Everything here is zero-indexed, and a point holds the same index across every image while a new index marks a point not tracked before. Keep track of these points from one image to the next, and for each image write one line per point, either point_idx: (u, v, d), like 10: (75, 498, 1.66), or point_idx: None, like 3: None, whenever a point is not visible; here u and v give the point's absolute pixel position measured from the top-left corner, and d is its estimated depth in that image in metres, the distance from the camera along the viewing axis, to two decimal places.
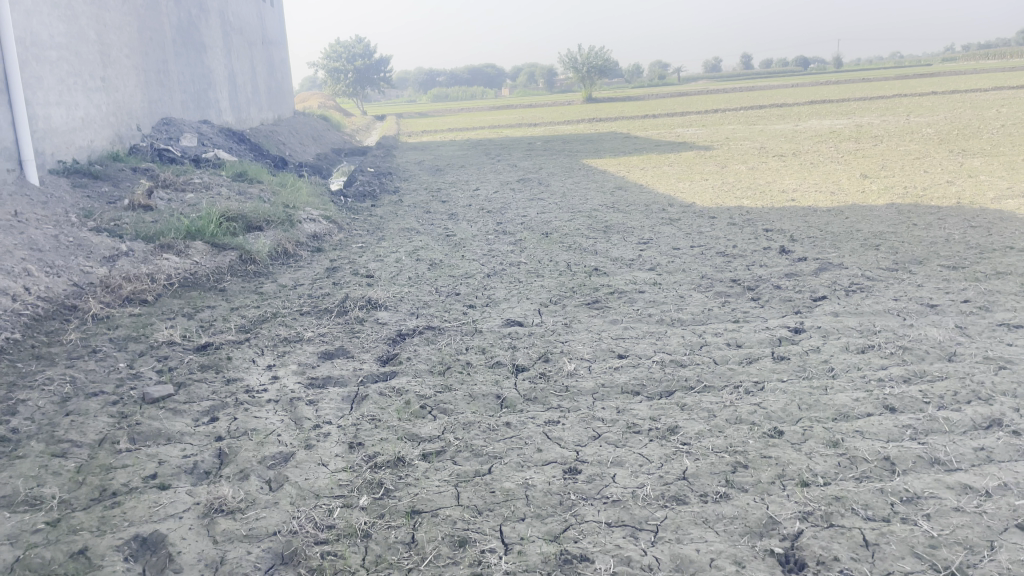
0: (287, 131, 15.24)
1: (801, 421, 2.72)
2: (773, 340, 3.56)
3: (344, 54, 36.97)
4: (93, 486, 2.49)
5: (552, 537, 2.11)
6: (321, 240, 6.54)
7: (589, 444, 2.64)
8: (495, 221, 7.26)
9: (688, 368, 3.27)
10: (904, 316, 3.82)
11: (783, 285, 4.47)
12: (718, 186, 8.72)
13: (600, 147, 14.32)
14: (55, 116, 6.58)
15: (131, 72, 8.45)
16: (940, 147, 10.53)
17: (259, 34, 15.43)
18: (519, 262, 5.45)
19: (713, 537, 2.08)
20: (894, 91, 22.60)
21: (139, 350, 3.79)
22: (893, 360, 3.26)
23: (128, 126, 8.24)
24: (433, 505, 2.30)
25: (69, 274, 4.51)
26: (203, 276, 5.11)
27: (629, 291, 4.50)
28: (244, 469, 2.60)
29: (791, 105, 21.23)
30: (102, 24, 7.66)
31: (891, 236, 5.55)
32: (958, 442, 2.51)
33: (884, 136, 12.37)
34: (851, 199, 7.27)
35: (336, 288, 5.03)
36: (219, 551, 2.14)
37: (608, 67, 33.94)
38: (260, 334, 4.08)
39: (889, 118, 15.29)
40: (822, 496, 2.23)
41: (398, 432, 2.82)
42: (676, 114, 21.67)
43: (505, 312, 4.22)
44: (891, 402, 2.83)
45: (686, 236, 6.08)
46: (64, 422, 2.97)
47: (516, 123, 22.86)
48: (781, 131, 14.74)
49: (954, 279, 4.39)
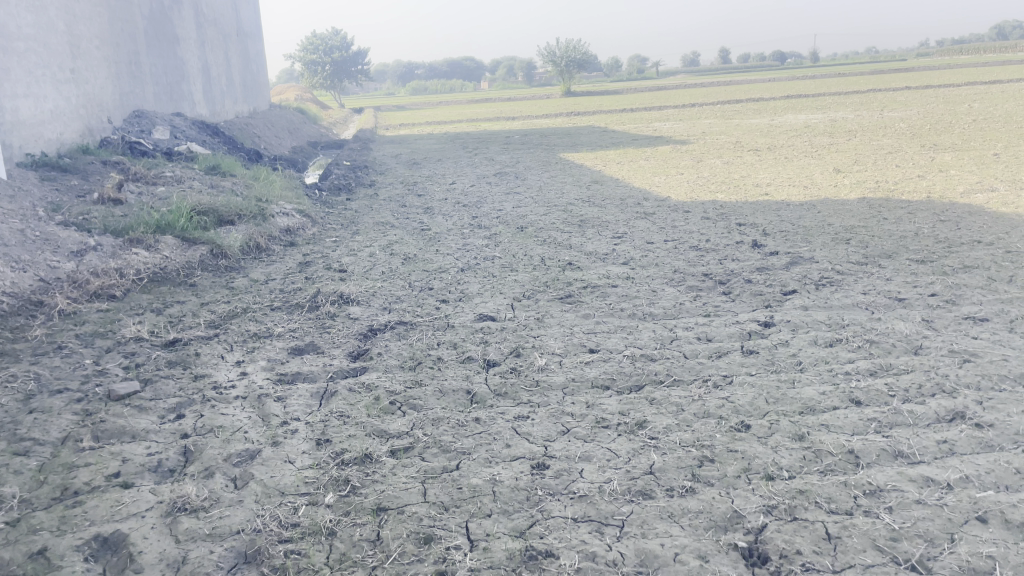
0: (263, 124, 15.08)
1: (768, 415, 2.73)
2: (743, 334, 3.58)
3: (321, 46, 36.76)
4: (55, 485, 2.46)
5: (518, 533, 2.11)
6: (294, 234, 6.49)
7: (558, 439, 2.63)
8: (470, 215, 7.23)
9: (659, 362, 3.28)
10: (872, 310, 3.85)
11: (754, 279, 4.50)
12: (693, 181, 8.76)
13: (576, 141, 14.35)
14: (22, 107, 6.46)
15: (102, 63, 8.33)
16: (912, 142, 10.65)
17: (233, 25, 15.23)
18: (493, 256, 5.44)
19: (679, 531, 2.08)
20: (869, 86, 22.80)
21: (107, 346, 3.74)
22: (861, 353, 3.29)
23: (98, 119, 8.13)
24: (399, 503, 2.28)
25: (35, 270, 4.44)
26: (174, 271, 5.05)
27: (602, 286, 4.50)
28: (210, 467, 2.58)
29: (767, 99, 21.35)
30: (72, 15, 7.55)
31: (863, 231, 5.59)
32: (921, 435, 2.54)
33: (859, 130, 12.48)
34: (824, 194, 7.33)
35: (308, 283, 4.99)
36: (181, 551, 2.12)
37: (587, 61, 33.95)
38: (230, 330, 4.04)
39: (864, 112, 15.44)
40: (786, 489, 2.24)
41: (367, 428, 2.80)
42: (653, 108, 21.72)
43: (478, 307, 4.21)
44: (857, 396, 2.85)
45: (660, 230, 6.10)
46: (27, 419, 2.92)
47: (493, 117, 22.81)
48: (757, 125, 14.81)
49: (923, 273, 4.43)
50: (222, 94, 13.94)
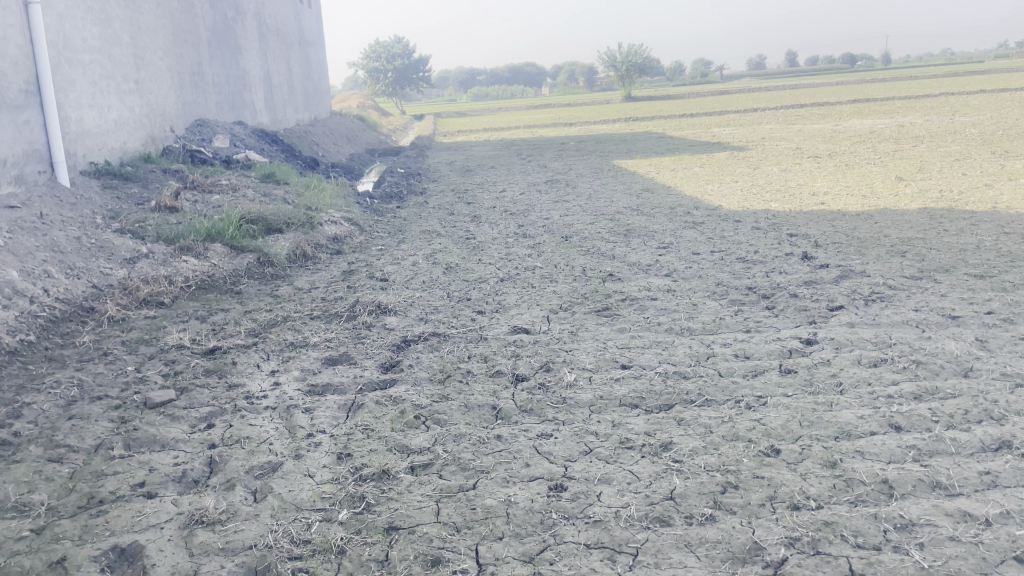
0: (322, 132, 15.35)
1: (800, 439, 2.63)
2: (783, 352, 3.46)
3: (384, 53, 37.16)
4: (82, 494, 2.50)
5: (527, 558, 2.06)
6: (341, 242, 6.55)
7: (579, 459, 2.58)
8: (517, 224, 7.21)
9: (691, 381, 3.19)
10: (923, 328, 3.69)
11: (800, 293, 4.36)
12: (748, 188, 8.59)
13: (630, 148, 14.24)
14: (88, 118, 6.63)
15: (165, 73, 8.55)
16: (981, 148, 10.23)
17: (296, 35, 15.55)
18: (535, 266, 5.40)
19: (694, 562, 2.01)
20: (941, 89, 21.96)
21: (149, 354, 3.81)
22: (906, 375, 3.15)
23: (161, 128, 8.36)
24: (412, 522, 2.26)
25: (88, 276, 4.56)
26: (221, 278, 5.14)
27: (641, 298, 4.42)
28: (232, 480, 2.59)
29: (832, 103, 20.85)
30: (135, 27, 7.75)
31: (920, 243, 5.38)
32: (962, 465, 2.40)
33: (925, 136, 12.09)
34: (884, 203, 7.08)
35: (350, 291, 5.02)
36: (194, 564, 2.13)
37: (648, 65, 33.62)
38: (268, 339, 4.09)
39: (933, 117, 14.93)
40: (811, 521, 2.15)
41: (389, 443, 2.79)
42: (712, 113, 21.37)
43: (514, 319, 4.17)
44: (897, 421, 2.72)
45: (708, 240, 5.97)
46: (66, 425, 2.98)
47: (553, 122, 22.80)
48: (818, 131, 14.41)
49: (980, 289, 4.23)
50: (284, 102, 14.22)
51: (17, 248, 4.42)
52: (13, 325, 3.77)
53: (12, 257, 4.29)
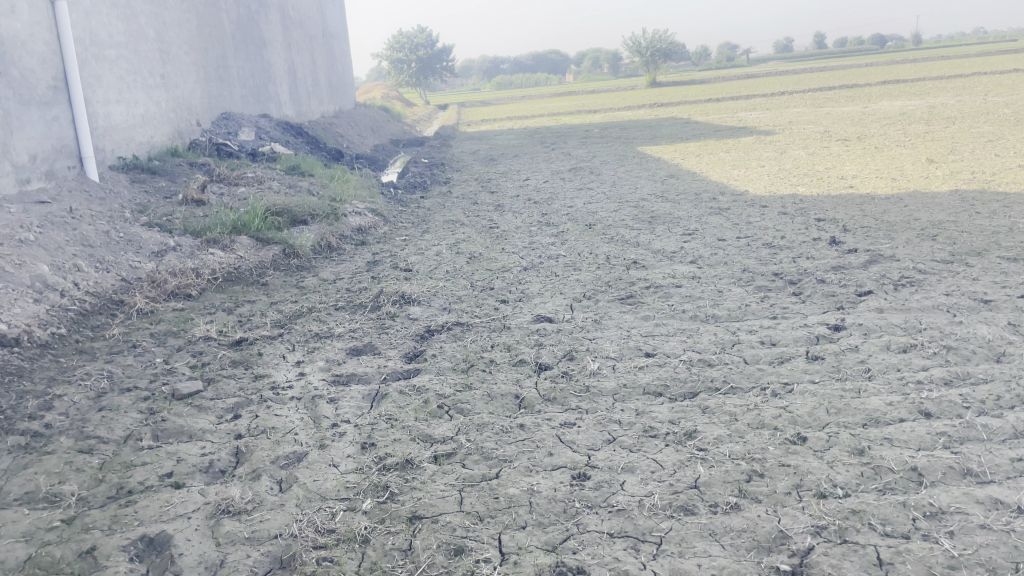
0: (346, 123, 15.38)
1: (827, 426, 2.59)
2: (810, 338, 3.41)
3: (407, 43, 37.02)
4: (112, 484, 2.53)
5: (550, 547, 2.06)
6: (365, 233, 6.57)
7: (602, 448, 2.57)
8: (540, 212, 7.17)
9: (716, 368, 3.16)
10: (954, 312, 3.62)
11: (827, 278, 4.30)
12: (775, 173, 8.49)
13: (654, 134, 14.14)
14: (116, 113, 6.70)
15: (191, 68, 8.61)
16: (1016, 129, 10.00)
17: (319, 28, 15.59)
18: (558, 255, 5.37)
19: (718, 551, 1.99)
20: (972, 68, 21.56)
21: (178, 346, 3.85)
22: (936, 361, 3.09)
23: (188, 122, 8.43)
24: (436, 511, 2.27)
25: (117, 270, 4.61)
26: (247, 270, 5.16)
27: (665, 286, 4.37)
28: (258, 470, 2.62)
29: (862, 85, 20.50)
30: (160, 23, 7.79)
31: (950, 226, 5.28)
32: (994, 452, 2.35)
33: (957, 117, 11.86)
34: (914, 186, 6.96)
35: (374, 282, 5.04)
36: (220, 553, 2.15)
37: (673, 51, 33.28)
38: (294, 329, 4.11)
39: (966, 97, 14.65)
40: (838, 509, 2.12)
41: (412, 432, 2.80)
42: (739, 97, 21.11)
43: (537, 308, 4.16)
44: (927, 407, 2.68)
45: (734, 226, 5.90)
46: (96, 417, 3.02)
47: (579, 109, 22.67)
48: (845, 114, 14.18)
49: (1013, 272, 4.15)
50: (308, 94, 14.27)
51: (47, 243, 4.48)
52: (44, 319, 3.83)
53: (43, 252, 4.35)
